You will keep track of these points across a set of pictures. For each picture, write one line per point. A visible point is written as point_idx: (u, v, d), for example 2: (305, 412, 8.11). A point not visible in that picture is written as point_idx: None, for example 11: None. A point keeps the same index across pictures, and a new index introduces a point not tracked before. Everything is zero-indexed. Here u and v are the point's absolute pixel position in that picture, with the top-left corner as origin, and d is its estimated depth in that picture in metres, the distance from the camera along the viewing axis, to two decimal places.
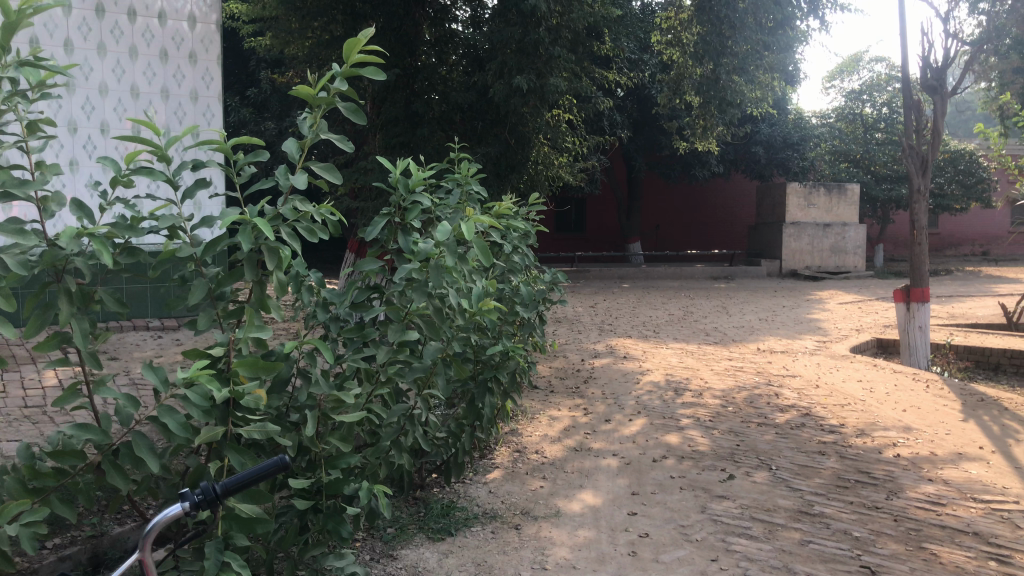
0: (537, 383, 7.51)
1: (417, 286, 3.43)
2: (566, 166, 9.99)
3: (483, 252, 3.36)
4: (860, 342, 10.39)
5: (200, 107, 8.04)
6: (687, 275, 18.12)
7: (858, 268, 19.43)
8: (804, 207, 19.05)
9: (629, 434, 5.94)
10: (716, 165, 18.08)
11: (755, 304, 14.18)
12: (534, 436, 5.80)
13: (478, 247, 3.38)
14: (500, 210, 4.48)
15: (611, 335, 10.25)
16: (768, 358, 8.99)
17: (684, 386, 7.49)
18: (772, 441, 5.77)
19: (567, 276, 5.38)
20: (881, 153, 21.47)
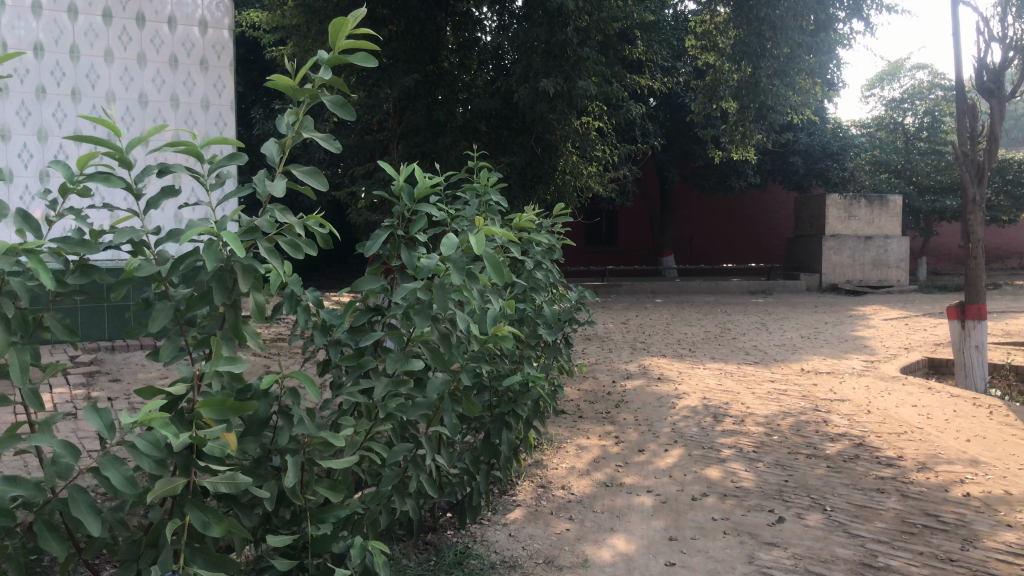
0: (565, 408, 7.02)
1: (419, 307, 2.93)
2: (597, 176, 9.50)
3: (497, 268, 2.85)
4: (910, 362, 9.76)
5: (212, 116, 7.69)
6: (723, 289, 17.50)
7: (901, 281, 18.66)
8: (844, 219, 18.35)
9: (665, 468, 5.42)
10: (753, 176, 17.49)
11: (795, 320, 13.56)
12: (561, 469, 5.31)
13: (490, 261, 2.87)
14: (520, 222, 3.97)
15: (644, 354, 9.73)
16: (813, 380, 8.42)
17: (724, 412, 6.96)
18: (823, 476, 5.22)
19: (595, 295, 4.87)
20: (924, 164, 20.71)
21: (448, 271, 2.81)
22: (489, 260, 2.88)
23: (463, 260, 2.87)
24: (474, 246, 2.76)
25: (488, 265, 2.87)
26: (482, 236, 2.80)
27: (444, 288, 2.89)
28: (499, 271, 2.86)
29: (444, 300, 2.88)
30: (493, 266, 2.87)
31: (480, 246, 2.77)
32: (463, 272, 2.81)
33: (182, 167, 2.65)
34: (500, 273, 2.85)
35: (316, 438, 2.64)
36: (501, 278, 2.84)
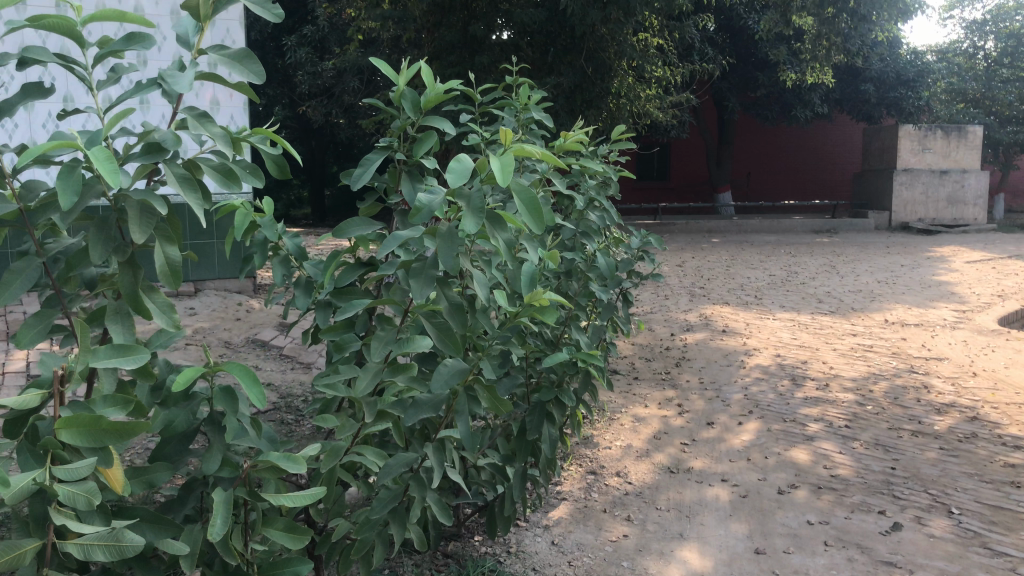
0: (618, 368, 6.11)
1: (416, 264, 1.95)
2: (657, 102, 8.40)
3: (532, 212, 1.91)
4: (1008, 312, 8.65)
5: (219, 31, 6.74)
6: (786, 228, 16.27)
7: (978, 220, 17.22)
8: (918, 151, 16.90)
9: (741, 449, 4.50)
10: (820, 105, 16.13)
11: (868, 263, 12.40)
12: (615, 449, 4.41)
13: (524, 202, 1.92)
14: (562, 144, 2.98)
15: (705, 302, 8.74)
16: (901, 334, 7.39)
17: (805, 375, 5.99)
18: (939, 463, 4.26)
19: (662, 242, 3.84)
20: (1007, 92, 19.06)
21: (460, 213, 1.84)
22: (521, 198, 1.93)
23: (482, 195, 1.88)
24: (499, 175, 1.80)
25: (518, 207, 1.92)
26: (513, 159, 1.84)
27: (451, 235, 1.89)
28: (538, 215, 1.91)
29: (453, 256, 1.86)
30: (528, 207, 1.92)
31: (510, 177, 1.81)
32: (483, 217, 1.85)
33: (46, 52, 1.71)
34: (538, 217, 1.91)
35: (259, 465, 1.77)
36: (540, 227, 1.89)
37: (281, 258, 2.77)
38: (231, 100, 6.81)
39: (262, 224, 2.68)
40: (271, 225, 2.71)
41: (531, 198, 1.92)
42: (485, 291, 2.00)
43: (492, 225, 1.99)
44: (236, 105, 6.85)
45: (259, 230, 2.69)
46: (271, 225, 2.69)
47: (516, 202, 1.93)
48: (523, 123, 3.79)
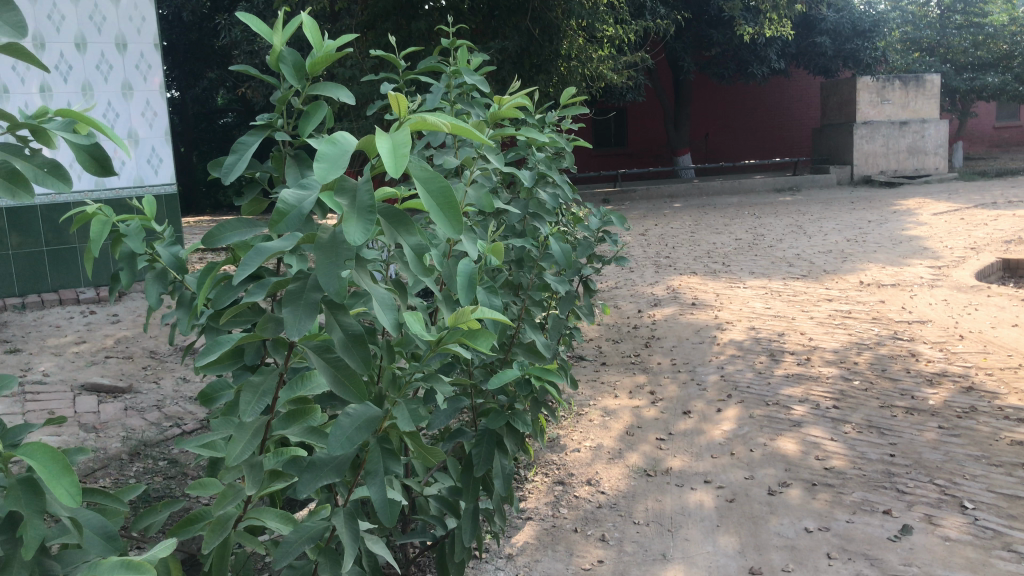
0: (583, 354, 5.64)
1: (292, 287, 1.45)
2: (611, 64, 7.88)
3: (446, 209, 1.40)
4: (985, 266, 8.32)
5: (124, 8, 6.08)
6: (749, 188, 15.91)
7: (940, 169, 16.99)
8: (877, 103, 16.57)
9: (723, 441, 4.07)
10: (777, 61, 15.73)
11: (835, 221, 12.06)
12: (584, 451, 3.95)
13: (434, 194, 1.42)
14: (495, 112, 2.44)
15: (672, 273, 8.29)
16: (879, 297, 7.01)
17: (784, 349, 5.57)
18: (940, 445, 3.86)
19: (625, 220, 3.34)
20: (961, 38, 18.77)
21: (342, 213, 1.35)
22: (428, 188, 1.43)
23: (373, 188, 1.39)
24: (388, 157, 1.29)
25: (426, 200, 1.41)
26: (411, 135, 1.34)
27: (333, 244, 1.40)
28: (453, 212, 1.41)
29: (337, 275, 1.38)
30: (438, 200, 1.42)
31: (406, 156, 1.30)
32: (374, 219, 1.36)
33: None
34: (455, 212, 1.41)
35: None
36: (456, 228, 1.40)
37: (156, 272, 2.25)
38: (145, 84, 6.19)
39: (127, 233, 2.15)
40: (139, 233, 2.17)
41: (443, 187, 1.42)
42: (391, 314, 1.51)
43: (392, 224, 1.50)
44: (151, 89, 6.22)
45: (124, 240, 2.15)
46: (138, 235, 2.16)
47: (420, 193, 1.43)
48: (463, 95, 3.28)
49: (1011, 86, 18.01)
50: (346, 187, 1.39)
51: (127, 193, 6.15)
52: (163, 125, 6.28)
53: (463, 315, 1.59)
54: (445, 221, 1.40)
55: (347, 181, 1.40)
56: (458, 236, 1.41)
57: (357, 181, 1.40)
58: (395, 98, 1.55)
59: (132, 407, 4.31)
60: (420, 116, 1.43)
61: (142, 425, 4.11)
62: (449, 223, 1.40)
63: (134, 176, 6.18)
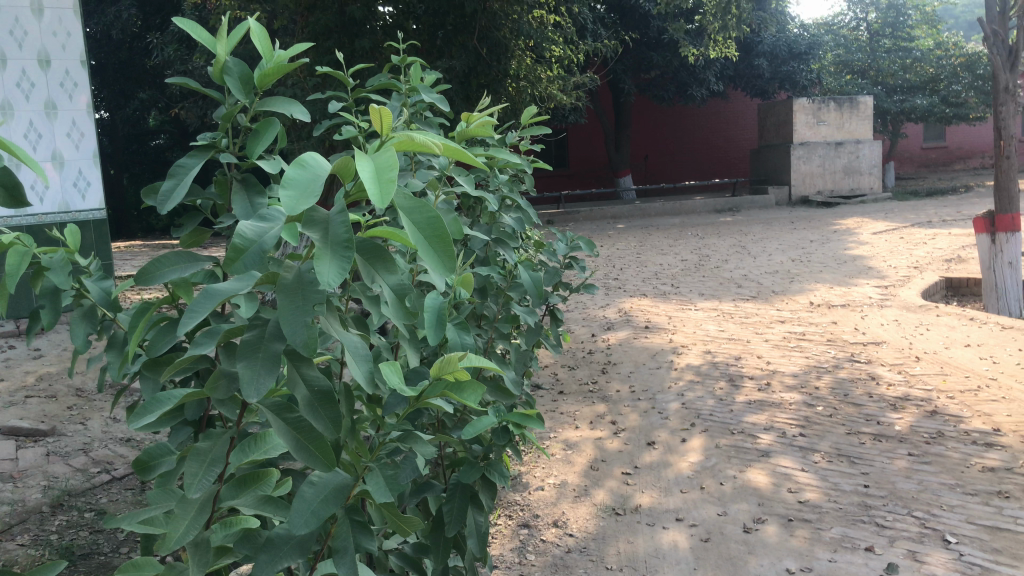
0: (539, 382, 5.45)
1: (248, 336, 1.21)
2: (559, 84, 7.74)
3: (435, 244, 1.21)
4: (929, 285, 8.39)
5: (48, 23, 5.73)
6: (689, 209, 15.97)
7: (874, 189, 17.28)
8: (813, 125, 16.80)
9: (691, 475, 3.90)
10: (716, 83, 15.87)
11: (777, 241, 12.12)
12: (548, 489, 3.75)
13: (420, 226, 1.22)
14: (463, 131, 2.23)
15: (622, 295, 8.16)
16: (831, 318, 6.97)
17: (742, 374, 5.45)
18: (913, 474, 3.75)
19: (595, 246, 3.14)
20: (891, 61, 19.21)
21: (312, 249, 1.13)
22: (413, 220, 1.23)
23: (348, 219, 1.17)
24: (371, 181, 1.09)
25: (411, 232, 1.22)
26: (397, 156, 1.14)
27: (299, 286, 1.17)
28: (444, 246, 1.21)
29: (303, 324, 1.13)
30: (426, 233, 1.22)
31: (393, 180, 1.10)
32: (350, 255, 1.14)
33: None
34: (444, 247, 1.21)
35: None
36: (448, 266, 1.20)
37: (83, 310, 1.98)
38: (70, 103, 5.83)
39: (50, 266, 1.89)
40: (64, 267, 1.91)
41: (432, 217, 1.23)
42: (366, 368, 1.28)
43: (369, 261, 1.29)
44: (78, 108, 5.87)
45: (47, 274, 1.89)
46: (63, 267, 1.90)
47: (404, 225, 1.23)
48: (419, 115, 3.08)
49: (938, 108, 18.47)
50: (316, 220, 1.17)
51: (51, 219, 5.77)
52: (90, 147, 5.93)
53: (449, 365, 1.38)
54: (435, 256, 1.21)
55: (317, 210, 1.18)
56: (449, 275, 1.21)
57: (329, 212, 1.18)
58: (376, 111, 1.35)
59: (55, 452, 3.96)
60: (407, 134, 1.24)
61: (67, 472, 3.77)
62: (438, 260, 1.21)
63: (59, 202, 5.81)
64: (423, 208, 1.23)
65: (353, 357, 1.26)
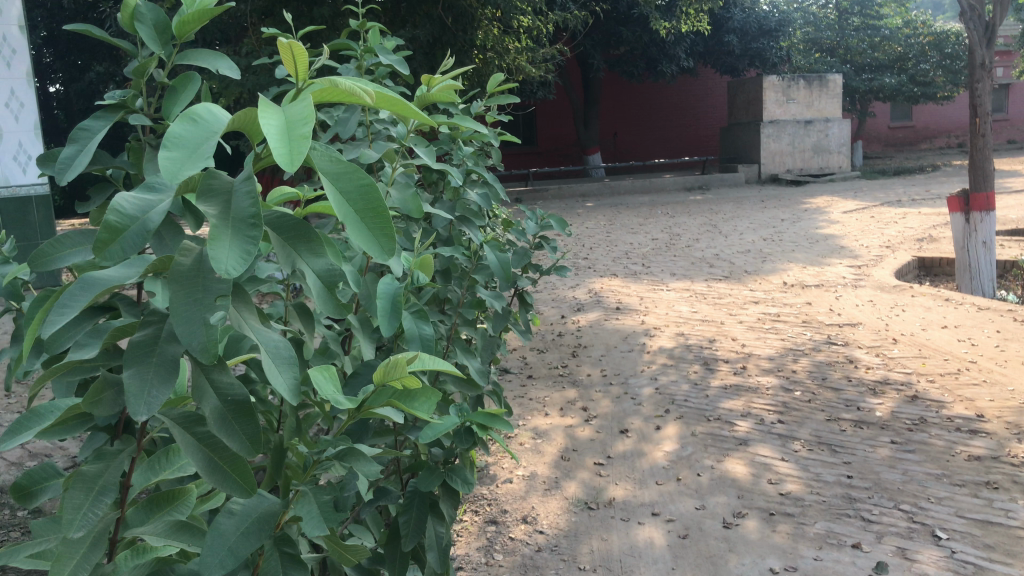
0: (508, 366, 5.23)
1: (139, 337, 1.00)
2: (528, 56, 7.47)
3: (369, 217, 0.99)
4: (902, 264, 8.29)
5: None
6: (659, 187, 15.81)
7: (843, 168, 17.25)
8: (782, 103, 16.71)
9: (667, 465, 3.71)
10: (686, 59, 15.66)
11: (748, 220, 11.99)
12: (517, 482, 3.56)
13: (352, 192, 0.99)
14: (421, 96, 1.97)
15: (592, 275, 7.97)
16: (805, 299, 6.84)
17: (717, 357, 5.27)
18: (897, 463, 3.59)
19: (567, 224, 2.91)
20: (860, 40, 19.14)
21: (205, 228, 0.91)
22: (341, 187, 0.99)
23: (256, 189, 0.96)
24: (281, 135, 0.86)
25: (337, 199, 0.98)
26: (315, 106, 0.91)
27: (193, 273, 0.97)
28: (381, 221, 1.00)
29: (202, 326, 0.94)
30: (359, 206, 0.99)
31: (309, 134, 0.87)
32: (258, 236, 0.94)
33: None
34: (381, 221, 0.99)
35: None
36: (385, 251, 0.99)
37: None
38: (9, 71, 5.48)
39: None
40: None
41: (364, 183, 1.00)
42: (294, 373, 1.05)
43: (290, 241, 1.05)
44: (17, 77, 5.52)
45: None
46: None
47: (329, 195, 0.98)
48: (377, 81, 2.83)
49: (907, 87, 18.42)
50: (216, 189, 0.96)
51: None
52: (31, 119, 5.58)
53: (395, 367, 1.19)
54: (369, 232, 0.99)
55: (218, 178, 0.97)
56: (387, 256, 0.99)
57: (235, 180, 0.97)
58: (288, 49, 1.08)
59: None
60: (330, 79, 1.00)
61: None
62: (375, 237, 0.99)
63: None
64: (355, 171, 1.00)
65: (272, 361, 1.03)
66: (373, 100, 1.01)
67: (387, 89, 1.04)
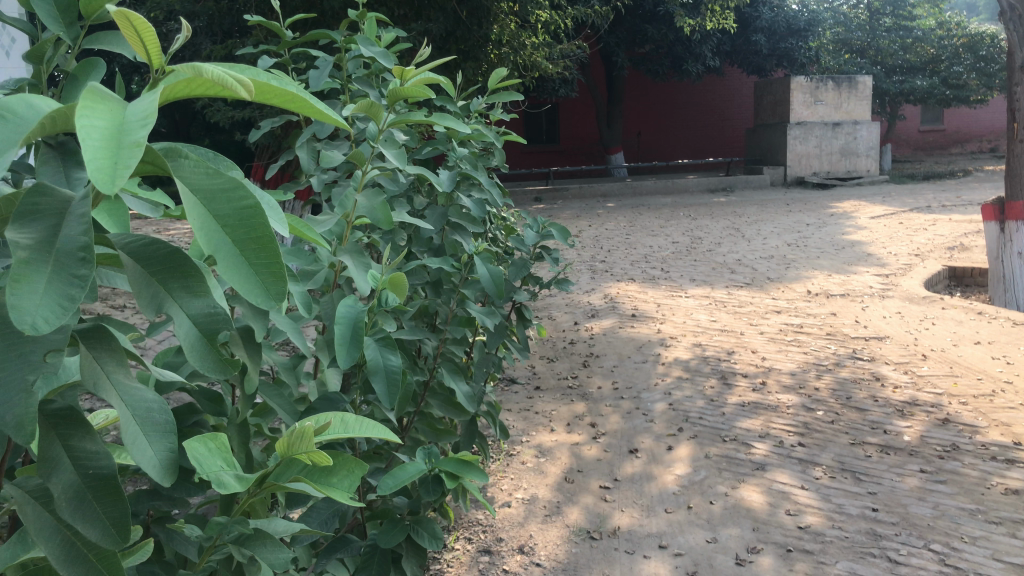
0: (515, 376, 5.00)
1: None
2: (545, 51, 7.20)
3: (248, 251, 0.85)
4: (932, 274, 7.96)
5: None
6: (681, 188, 15.48)
7: (871, 172, 16.84)
8: (810, 104, 16.34)
9: (677, 491, 3.46)
10: (712, 59, 15.31)
11: (772, 224, 11.67)
12: (515, 506, 3.32)
13: (227, 216, 0.85)
14: (392, 91, 1.74)
15: (608, 280, 7.71)
16: (830, 309, 6.54)
17: (735, 371, 5.01)
18: (927, 496, 3.33)
19: (570, 233, 2.68)
20: (891, 41, 18.68)
21: (15, 265, 0.83)
22: (214, 209, 0.85)
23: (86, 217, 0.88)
24: (103, 142, 0.72)
25: (209, 222, 0.84)
26: (158, 103, 0.77)
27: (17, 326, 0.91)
28: (265, 252, 0.86)
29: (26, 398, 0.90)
30: (239, 237, 0.85)
31: (141, 143, 0.73)
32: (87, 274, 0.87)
33: None
34: (265, 254, 0.85)
35: None
36: (264, 292, 0.86)
37: None
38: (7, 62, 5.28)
39: None
40: None
41: (243, 200, 0.85)
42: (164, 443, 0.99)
43: (158, 277, 0.97)
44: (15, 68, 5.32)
45: None
46: None
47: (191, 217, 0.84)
48: (368, 76, 2.59)
49: (938, 89, 17.95)
50: (46, 210, 0.89)
51: None
52: None
53: (301, 440, 1.04)
54: (250, 268, 0.85)
55: (51, 196, 0.90)
56: (271, 298, 0.85)
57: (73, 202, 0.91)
58: (121, 18, 0.86)
59: None
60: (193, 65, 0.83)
61: None
62: (257, 275, 0.85)
63: None
64: (231, 186, 0.85)
65: (139, 427, 0.97)
66: (252, 91, 0.84)
67: (269, 78, 0.87)
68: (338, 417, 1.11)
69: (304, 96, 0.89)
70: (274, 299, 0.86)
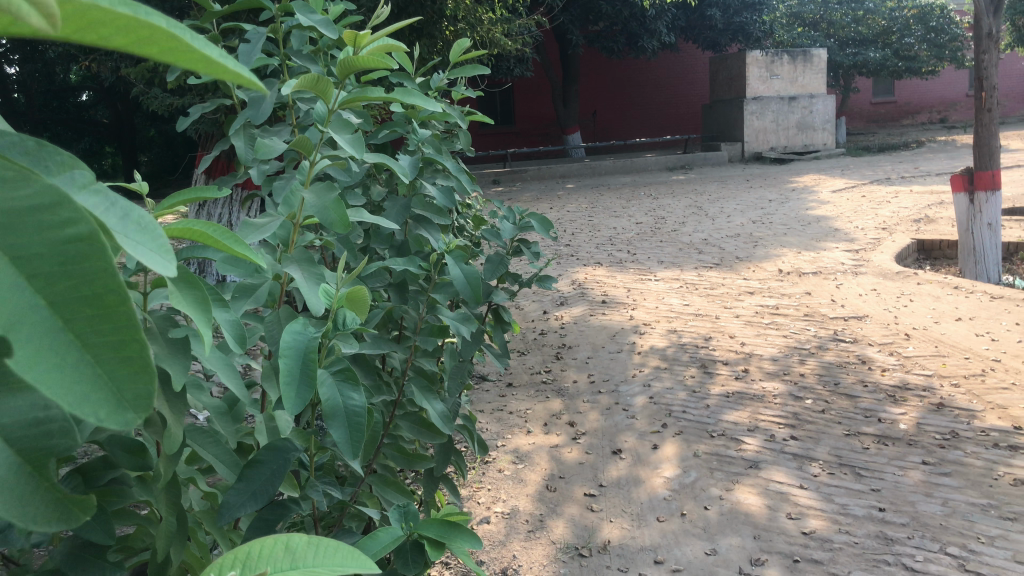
0: (485, 373, 4.71)
1: None
2: (502, 26, 6.85)
3: (77, 324, 0.49)
4: (902, 248, 7.80)
5: None
6: (640, 167, 15.27)
7: (827, 146, 16.75)
8: (766, 79, 16.20)
9: (668, 496, 3.21)
10: (668, 35, 15.06)
11: (735, 200, 11.50)
12: (495, 522, 3.05)
13: (33, 256, 0.49)
14: (343, 61, 1.42)
15: (574, 265, 7.44)
16: (804, 288, 6.35)
17: (716, 358, 4.77)
18: (934, 491, 3.11)
19: (551, 224, 2.40)
20: (844, 13, 18.62)
21: None
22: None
23: None
24: None
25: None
26: None
27: None
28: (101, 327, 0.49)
29: None
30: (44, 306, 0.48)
31: None
32: None
33: None
34: (110, 326, 0.50)
35: None
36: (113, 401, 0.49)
37: None
38: None
39: None
40: None
41: (63, 228, 0.50)
42: None
43: None
44: None
45: None
46: None
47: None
48: (315, 53, 2.28)
49: (891, 61, 17.92)
50: None
51: None
52: None
53: None
54: (83, 354, 0.49)
55: None
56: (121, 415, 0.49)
57: None
58: None
59: None
60: None
61: None
62: (95, 364, 0.49)
63: None
64: (40, 203, 0.50)
65: None
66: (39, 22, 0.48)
67: None
68: (276, 541, 0.76)
69: (146, 25, 0.51)
70: (131, 404, 0.50)
